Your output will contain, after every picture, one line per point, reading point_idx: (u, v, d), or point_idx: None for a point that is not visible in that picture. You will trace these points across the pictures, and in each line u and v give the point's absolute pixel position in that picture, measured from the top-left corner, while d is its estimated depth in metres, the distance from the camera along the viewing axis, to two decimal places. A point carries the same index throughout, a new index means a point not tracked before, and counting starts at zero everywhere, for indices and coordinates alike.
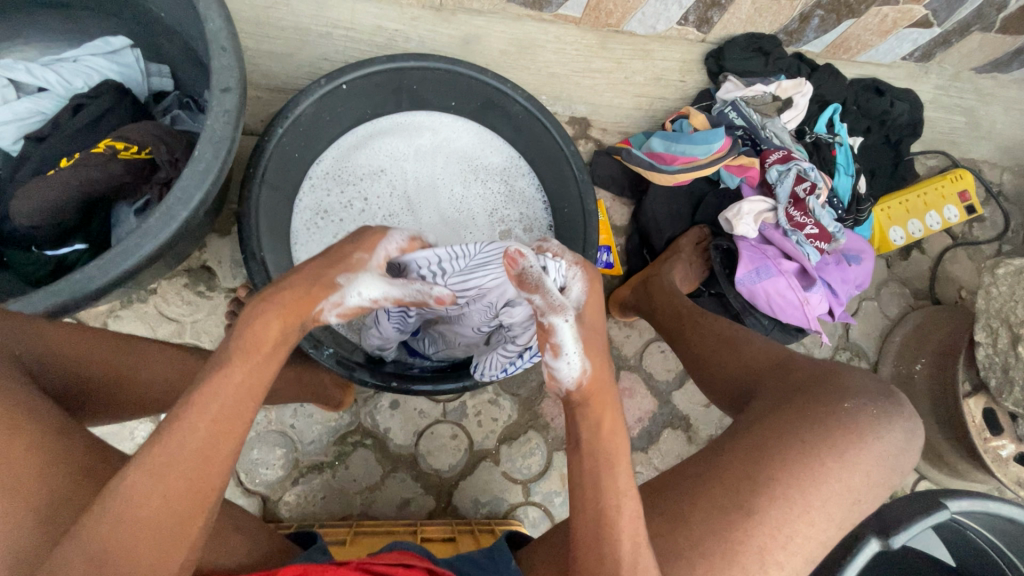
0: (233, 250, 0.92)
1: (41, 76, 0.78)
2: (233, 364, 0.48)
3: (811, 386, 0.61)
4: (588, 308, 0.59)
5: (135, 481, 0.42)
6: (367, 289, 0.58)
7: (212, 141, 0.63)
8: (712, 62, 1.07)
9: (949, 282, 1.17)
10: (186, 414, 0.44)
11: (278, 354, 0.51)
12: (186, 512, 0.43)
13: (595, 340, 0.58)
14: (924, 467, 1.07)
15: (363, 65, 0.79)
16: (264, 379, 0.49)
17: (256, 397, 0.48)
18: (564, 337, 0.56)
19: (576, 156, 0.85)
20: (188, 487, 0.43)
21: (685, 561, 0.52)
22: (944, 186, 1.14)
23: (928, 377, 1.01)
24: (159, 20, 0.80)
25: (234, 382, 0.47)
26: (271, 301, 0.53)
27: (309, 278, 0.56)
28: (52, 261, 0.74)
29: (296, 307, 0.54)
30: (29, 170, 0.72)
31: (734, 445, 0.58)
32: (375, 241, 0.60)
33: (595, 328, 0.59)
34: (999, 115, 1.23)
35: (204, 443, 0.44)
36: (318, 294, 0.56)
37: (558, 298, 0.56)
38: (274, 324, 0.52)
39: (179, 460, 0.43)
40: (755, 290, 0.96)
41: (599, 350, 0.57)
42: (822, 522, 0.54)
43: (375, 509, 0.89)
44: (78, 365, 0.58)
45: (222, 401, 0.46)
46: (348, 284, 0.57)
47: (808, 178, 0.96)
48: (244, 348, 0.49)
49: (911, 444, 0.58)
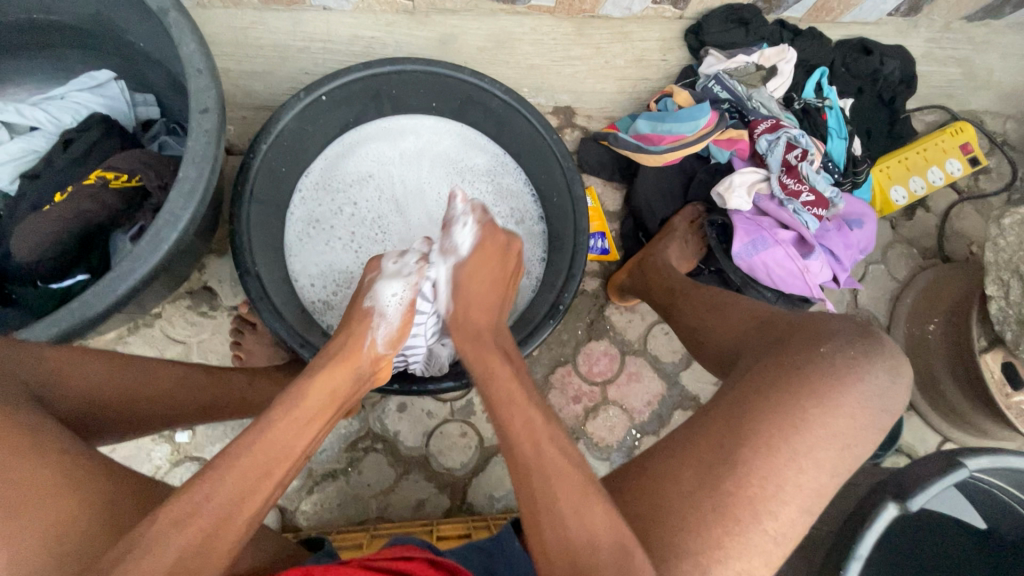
0: (231, 269, 0.93)
1: (31, 116, 0.81)
2: (272, 424, 0.52)
3: (789, 339, 0.61)
4: (475, 260, 0.71)
5: (159, 528, 0.43)
6: (393, 287, 0.69)
7: (194, 161, 0.64)
8: (692, 38, 1.06)
9: (958, 238, 1.14)
10: (217, 472, 0.47)
11: (319, 409, 0.56)
12: (201, 563, 0.43)
13: (470, 300, 0.69)
14: (947, 429, 1.04)
15: (340, 74, 0.81)
16: (297, 438, 0.52)
17: (291, 454, 0.51)
18: (442, 277, 0.72)
19: (559, 144, 0.85)
20: (207, 542, 0.44)
21: (676, 516, 0.51)
22: (944, 140, 1.11)
23: (942, 336, 0.98)
24: (141, 51, 0.82)
25: (273, 438, 0.51)
26: (325, 358, 0.61)
27: (351, 321, 0.67)
28: (57, 294, 0.76)
29: (351, 355, 0.63)
30: (26, 208, 0.74)
31: (717, 402, 0.59)
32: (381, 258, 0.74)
33: (476, 285, 0.70)
34: (997, 62, 1.19)
35: (232, 499, 0.46)
36: (361, 334, 0.65)
37: (450, 242, 0.72)
38: (321, 379, 0.58)
39: (202, 512, 0.44)
40: (754, 263, 0.94)
41: (480, 292, 0.69)
42: (813, 469, 0.53)
43: (391, 512, 0.90)
44: (85, 388, 0.59)
45: (254, 457, 0.49)
46: (381, 283, 0.69)
47: (799, 145, 0.95)
48: (287, 405, 0.54)
49: (896, 382, 0.57)
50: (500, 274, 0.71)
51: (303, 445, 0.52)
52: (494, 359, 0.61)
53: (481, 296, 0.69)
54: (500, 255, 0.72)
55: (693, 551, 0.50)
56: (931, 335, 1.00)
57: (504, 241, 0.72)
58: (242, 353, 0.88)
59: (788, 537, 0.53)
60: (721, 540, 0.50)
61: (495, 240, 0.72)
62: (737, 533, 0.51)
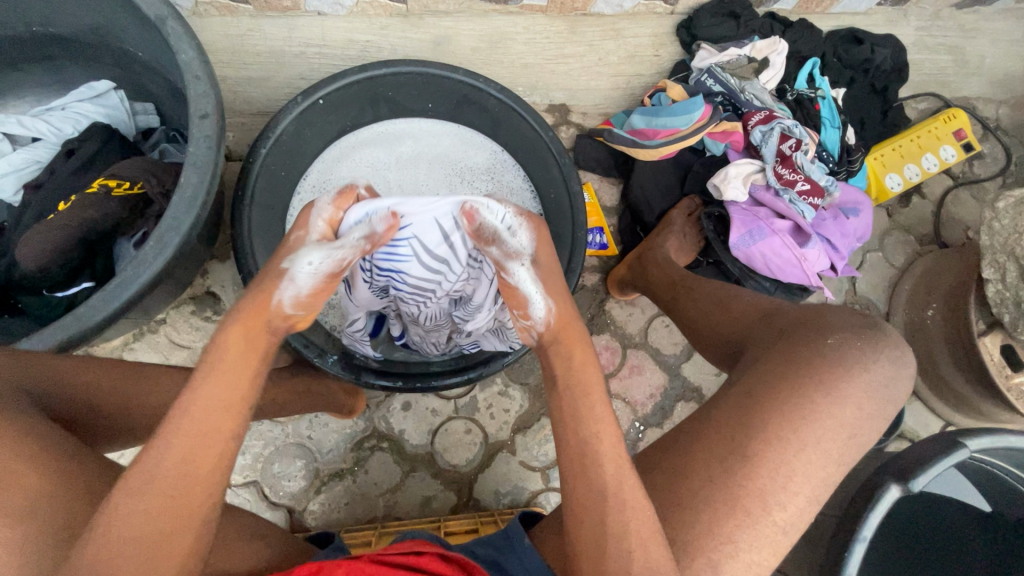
0: (233, 274, 0.94)
1: (32, 127, 0.82)
2: (200, 384, 0.48)
3: (795, 330, 0.62)
4: (541, 250, 0.58)
5: (120, 498, 0.44)
6: (311, 255, 0.54)
7: (195, 166, 0.65)
8: (684, 32, 1.07)
9: (954, 224, 1.15)
10: (161, 439, 0.46)
11: (251, 361, 0.51)
12: (170, 526, 0.44)
13: (553, 280, 0.57)
14: (948, 413, 1.04)
15: (336, 77, 0.82)
16: (236, 389, 0.49)
17: (231, 408, 0.48)
18: (524, 284, 0.56)
19: (555, 140, 0.86)
20: (172, 504, 0.44)
21: (689, 512, 0.52)
22: (937, 127, 1.12)
23: (941, 321, 0.99)
24: (139, 61, 0.83)
25: (204, 397, 0.47)
26: (233, 313, 0.52)
27: (263, 281, 0.54)
28: (63, 301, 0.78)
29: (257, 311, 0.52)
30: (30, 218, 0.75)
31: (726, 395, 0.59)
32: (308, 216, 0.58)
33: (551, 268, 0.58)
34: (987, 48, 1.20)
35: (181, 460, 0.45)
36: (273, 291, 0.53)
37: (512, 245, 0.57)
38: (235, 333, 0.51)
39: (160, 478, 0.45)
40: (751, 253, 0.95)
41: (560, 290, 0.57)
42: (820, 460, 0.54)
43: (399, 510, 0.90)
44: (88, 394, 0.60)
45: (194, 419, 0.47)
46: (293, 262, 0.54)
47: (793, 135, 0.96)
48: (211, 363, 0.49)
49: (901, 370, 0.58)
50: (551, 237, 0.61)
51: (244, 392, 0.49)
52: (584, 355, 0.55)
53: (552, 259, 0.59)
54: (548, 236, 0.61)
55: (706, 545, 0.51)
56: (930, 321, 1.01)
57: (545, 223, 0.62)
58: None
59: (797, 525, 0.54)
60: (733, 534, 0.52)
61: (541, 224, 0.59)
62: (747, 526, 0.52)
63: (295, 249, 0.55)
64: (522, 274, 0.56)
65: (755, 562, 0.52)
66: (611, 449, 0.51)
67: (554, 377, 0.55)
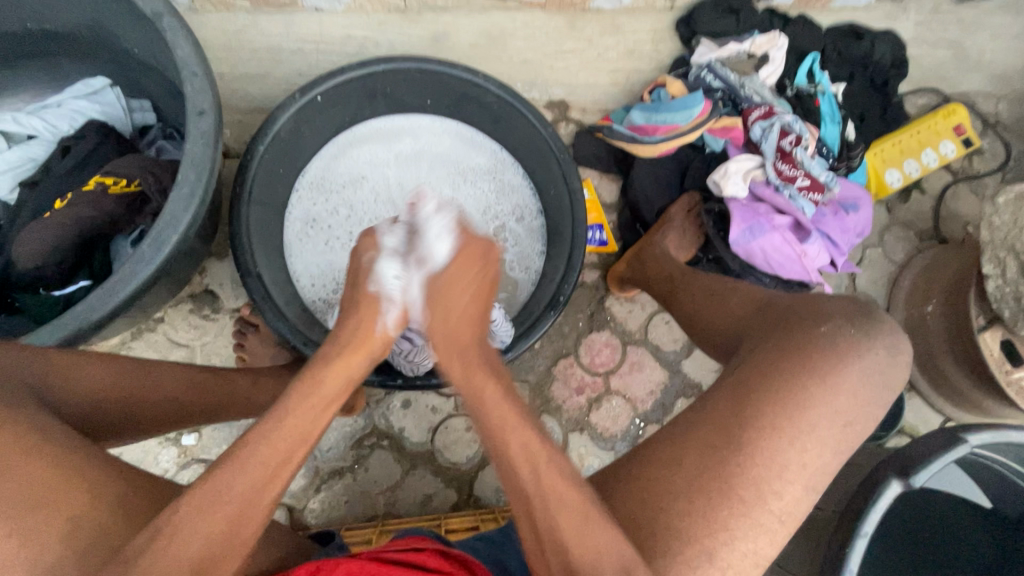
0: (232, 272, 0.94)
1: (27, 124, 0.81)
2: (290, 411, 0.52)
3: (790, 320, 0.62)
4: (451, 271, 0.64)
5: (184, 514, 0.44)
6: (393, 268, 0.65)
7: (193, 163, 0.64)
8: (683, 28, 1.06)
9: (953, 219, 1.15)
10: (240, 459, 0.48)
11: (338, 395, 0.56)
12: (221, 551, 0.44)
13: (449, 302, 0.63)
14: (948, 409, 1.04)
15: (335, 74, 0.81)
16: (316, 423, 0.52)
17: (308, 440, 0.51)
18: (411, 295, 0.65)
19: (555, 137, 0.85)
20: (227, 530, 0.45)
21: (684, 500, 0.52)
22: (937, 122, 1.12)
23: (941, 317, 0.99)
24: (135, 57, 0.83)
25: (290, 424, 0.51)
26: (340, 344, 0.61)
27: (357, 309, 0.64)
28: (60, 300, 0.77)
29: (364, 342, 0.62)
30: (27, 216, 0.75)
31: (721, 384, 0.60)
32: (372, 239, 0.68)
33: (457, 295, 0.64)
34: (988, 43, 1.20)
35: (253, 485, 0.47)
36: (374, 320, 0.64)
37: (421, 254, 0.65)
38: (336, 368, 0.58)
39: (226, 501, 0.46)
40: (752, 249, 0.95)
41: (442, 312, 0.63)
42: (815, 448, 0.54)
43: (399, 508, 0.90)
44: (92, 391, 0.60)
45: (274, 445, 0.49)
46: (378, 278, 0.65)
47: (793, 131, 0.95)
48: (302, 392, 0.54)
49: (895, 359, 0.59)
50: (483, 260, 0.65)
51: (318, 428, 0.52)
52: (480, 376, 0.58)
53: (468, 279, 0.64)
54: (480, 256, 0.65)
55: (700, 533, 0.51)
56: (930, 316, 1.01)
57: (486, 244, 0.66)
58: (246, 355, 0.88)
59: (794, 517, 0.54)
60: (727, 522, 0.52)
61: (468, 249, 0.65)
62: (743, 515, 0.52)
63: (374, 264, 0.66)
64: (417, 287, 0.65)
65: (752, 550, 0.52)
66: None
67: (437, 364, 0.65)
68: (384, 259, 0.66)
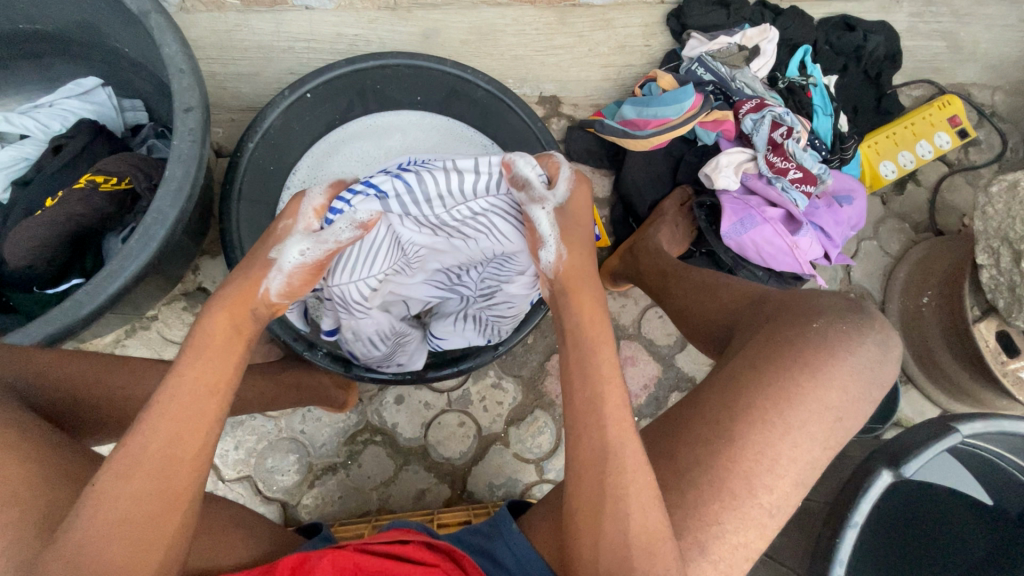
0: (225, 270, 0.94)
1: (19, 124, 0.82)
2: (189, 366, 0.50)
3: (781, 313, 0.62)
4: (575, 199, 0.61)
5: (106, 484, 0.44)
6: (303, 245, 0.58)
7: (180, 160, 0.65)
8: (674, 22, 1.07)
9: (950, 211, 1.14)
10: (147, 419, 0.47)
11: (233, 347, 0.52)
12: (159, 508, 0.45)
13: (576, 232, 0.60)
14: (944, 401, 1.04)
15: (323, 71, 0.82)
16: (222, 372, 0.51)
17: (215, 393, 0.50)
18: (544, 227, 0.60)
19: (544, 130, 0.86)
20: (157, 486, 0.45)
21: (675, 493, 0.53)
22: (931, 114, 1.11)
23: (935, 309, 0.98)
24: (125, 56, 0.83)
25: (191, 380, 0.49)
26: (217, 297, 0.54)
27: (246, 265, 0.57)
28: (54, 297, 0.78)
29: (240, 299, 0.55)
30: (19, 214, 0.75)
31: (713, 378, 0.60)
32: (298, 206, 0.59)
33: (582, 219, 0.62)
34: (981, 34, 1.20)
35: (169, 441, 0.46)
36: (257, 278, 0.56)
37: (539, 190, 0.60)
38: (221, 318, 0.53)
39: (145, 460, 0.45)
40: (743, 242, 0.94)
41: (579, 242, 0.60)
42: (806, 443, 0.55)
43: (393, 503, 0.90)
44: (72, 388, 0.60)
45: (180, 401, 0.48)
46: (280, 254, 0.57)
47: (784, 123, 0.95)
48: (198, 347, 0.51)
49: (888, 354, 0.58)
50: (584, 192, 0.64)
51: (225, 378, 0.51)
52: (594, 310, 0.57)
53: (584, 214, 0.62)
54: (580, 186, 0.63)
55: (693, 529, 0.52)
56: (925, 308, 1.00)
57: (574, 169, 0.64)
58: None
59: (783, 508, 0.55)
60: (720, 516, 0.53)
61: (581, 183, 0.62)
62: (734, 507, 0.53)
63: (280, 234, 0.58)
64: (540, 221, 0.60)
65: (743, 543, 0.53)
66: (620, 431, 0.51)
67: (565, 330, 0.57)
68: (300, 231, 0.58)
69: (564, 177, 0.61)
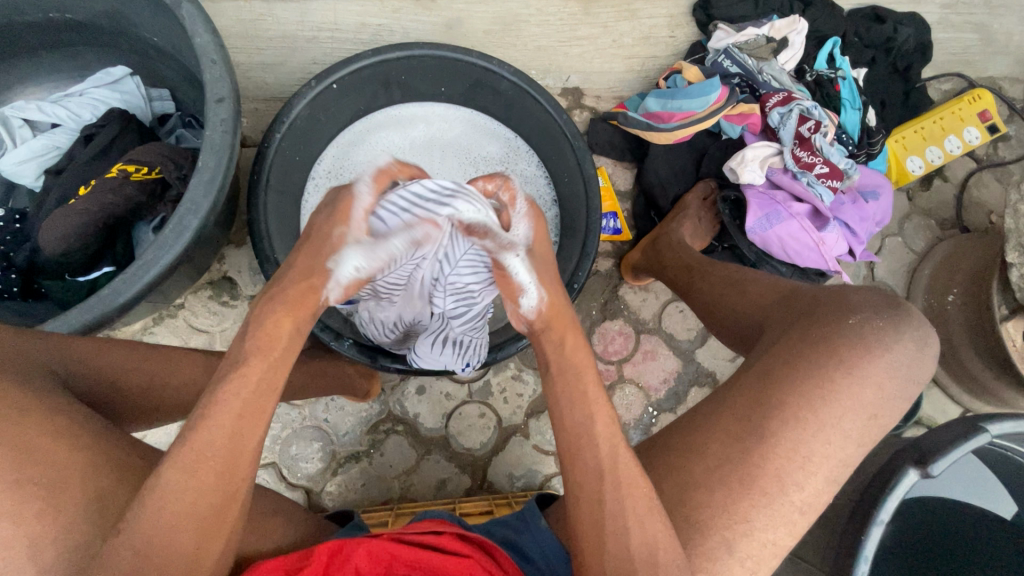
0: (250, 259, 0.95)
1: (52, 113, 0.83)
2: (250, 364, 0.51)
3: (815, 310, 0.61)
4: (539, 244, 0.65)
5: (171, 476, 0.46)
6: (356, 260, 0.61)
7: (213, 150, 0.65)
8: (700, 13, 1.05)
9: (977, 208, 1.12)
10: (211, 414, 0.48)
11: (293, 342, 0.54)
12: (221, 499, 0.47)
13: (548, 272, 0.63)
14: (967, 401, 1.03)
15: (349, 61, 0.81)
16: (281, 370, 0.53)
17: (274, 388, 0.52)
18: (522, 274, 0.62)
19: (569, 124, 0.84)
20: (219, 479, 0.47)
21: (704, 491, 0.54)
22: (960, 108, 1.09)
23: (961, 307, 0.97)
24: (153, 45, 0.84)
25: (252, 377, 0.50)
26: (276, 298, 0.56)
27: (297, 271, 0.59)
28: (85, 286, 0.79)
29: (301, 303, 0.56)
30: (52, 202, 0.77)
31: (745, 374, 0.60)
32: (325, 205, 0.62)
33: (549, 261, 0.65)
34: (1015, 26, 1.17)
35: (232, 438, 0.48)
36: (316, 290, 0.59)
37: (507, 239, 0.64)
38: (283, 319, 0.54)
39: (209, 455, 0.47)
40: (768, 237, 0.93)
41: (555, 282, 0.63)
42: (839, 441, 0.55)
43: (414, 491, 0.92)
44: (111, 374, 0.62)
45: (242, 398, 0.49)
46: (337, 265, 0.60)
47: (812, 117, 0.93)
48: (258, 343, 0.52)
49: (924, 351, 0.57)
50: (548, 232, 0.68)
51: (281, 377, 0.52)
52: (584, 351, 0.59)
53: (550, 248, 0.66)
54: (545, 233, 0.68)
55: (722, 527, 0.53)
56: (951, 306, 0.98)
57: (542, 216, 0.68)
58: None
59: (813, 505, 0.55)
60: (748, 513, 0.53)
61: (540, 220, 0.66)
62: (763, 504, 0.53)
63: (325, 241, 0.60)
64: (516, 264, 0.63)
65: (771, 541, 0.53)
66: None
67: (549, 362, 0.60)
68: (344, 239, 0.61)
69: (526, 214, 0.65)
